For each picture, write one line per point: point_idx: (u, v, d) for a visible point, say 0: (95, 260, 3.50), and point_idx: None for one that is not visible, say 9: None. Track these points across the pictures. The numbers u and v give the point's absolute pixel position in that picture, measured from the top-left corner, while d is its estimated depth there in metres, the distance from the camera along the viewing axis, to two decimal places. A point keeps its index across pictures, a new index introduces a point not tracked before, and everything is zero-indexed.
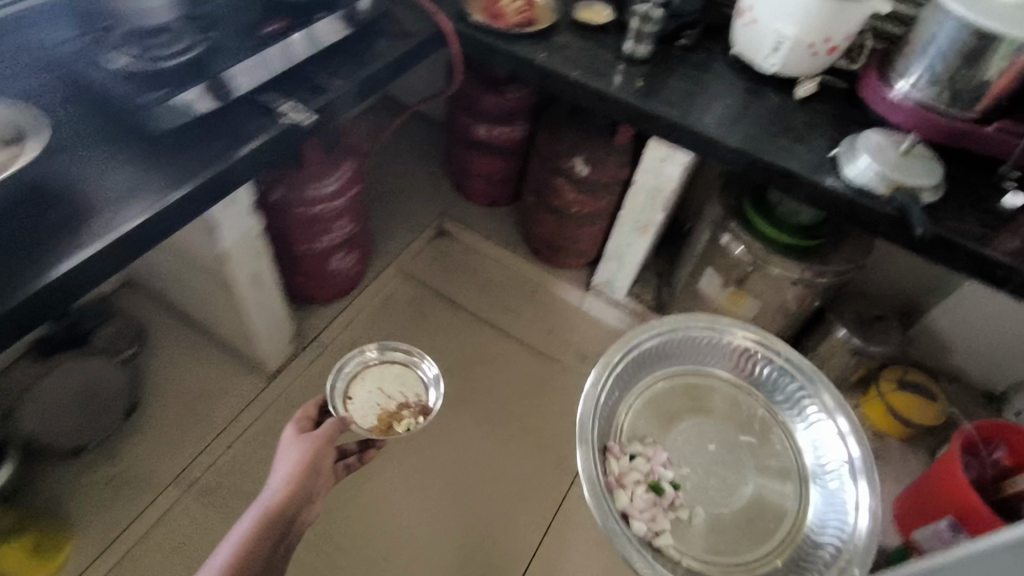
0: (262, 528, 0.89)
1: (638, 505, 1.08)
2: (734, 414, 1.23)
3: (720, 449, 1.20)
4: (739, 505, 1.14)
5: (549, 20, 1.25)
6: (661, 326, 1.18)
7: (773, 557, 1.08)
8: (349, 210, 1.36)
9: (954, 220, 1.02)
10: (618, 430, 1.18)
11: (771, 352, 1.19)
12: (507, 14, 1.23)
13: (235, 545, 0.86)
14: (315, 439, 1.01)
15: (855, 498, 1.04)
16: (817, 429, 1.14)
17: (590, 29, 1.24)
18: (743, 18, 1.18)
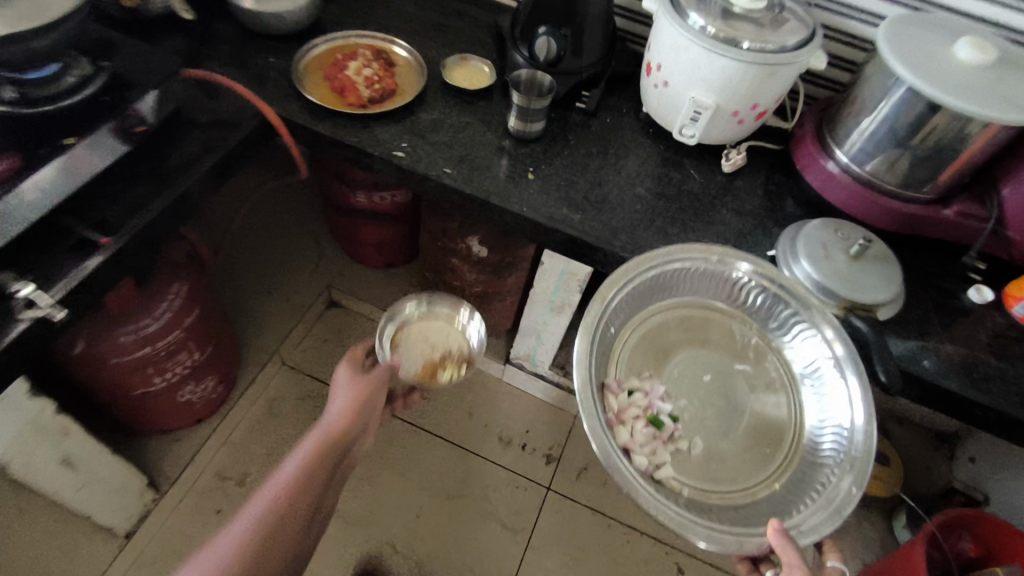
0: (300, 484, 0.77)
1: (637, 440, 0.82)
2: (728, 335, 0.94)
3: (715, 374, 0.92)
4: (741, 434, 0.88)
5: (414, 89, 0.98)
6: (646, 258, 0.84)
7: (770, 484, 0.84)
8: (194, 335, 1.09)
9: (916, 342, 0.84)
10: (610, 363, 0.89)
11: (774, 272, 0.87)
12: (358, 85, 0.96)
13: (274, 496, 0.75)
14: (370, 382, 0.91)
15: (847, 391, 0.81)
16: (806, 340, 0.87)
17: (465, 97, 0.99)
18: (651, 79, 0.96)
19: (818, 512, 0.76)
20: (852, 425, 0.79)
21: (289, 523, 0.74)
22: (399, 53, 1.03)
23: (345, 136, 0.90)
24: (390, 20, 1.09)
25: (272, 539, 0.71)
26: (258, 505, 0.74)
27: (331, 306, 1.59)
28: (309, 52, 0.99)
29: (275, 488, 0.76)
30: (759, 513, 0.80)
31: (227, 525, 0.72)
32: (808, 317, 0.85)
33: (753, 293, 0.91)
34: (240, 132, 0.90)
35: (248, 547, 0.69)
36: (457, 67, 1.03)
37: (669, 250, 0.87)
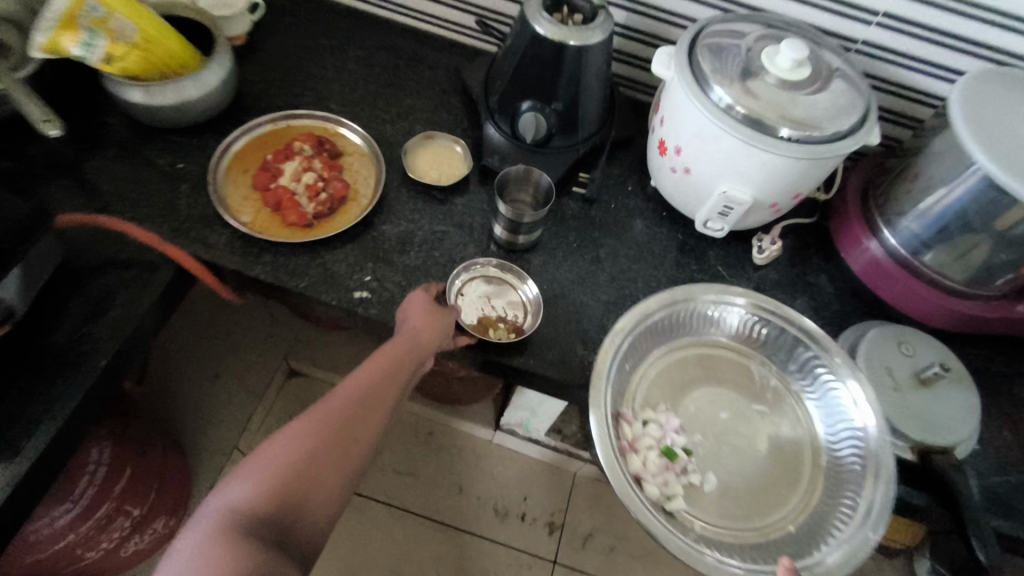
0: (388, 372, 0.63)
1: (648, 469, 0.68)
2: (742, 374, 0.77)
3: (735, 414, 0.75)
4: (759, 466, 0.72)
5: (371, 191, 0.78)
6: (663, 294, 0.74)
7: (787, 523, 0.69)
8: (130, 494, 0.91)
9: (998, 478, 0.72)
10: (627, 394, 0.73)
11: (779, 307, 0.76)
12: (298, 197, 0.75)
13: (364, 386, 0.61)
14: (445, 315, 0.68)
15: (850, 394, 0.70)
16: (811, 360, 0.74)
17: (436, 194, 0.79)
18: (665, 159, 0.78)
19: (843, 544, 0.64)
20: (868, 431, 0.68)
21: (364, 428, 0.59)
22: (349, 138, 0.81)
23: (287, 275, 0.70)
24: (330, 85, 0.86)
25: (356, 426, 0.59)
26: (344, 395, 0.60)
27: (292, 376, 1.33)
28: (227, 150, 0.77)
29: (366, 376, 0.62)
30: (778, 551, 0.66)
31: (315, 404, 0.60)
32: (831, 364, 0.72)
33: (759, 330, 0.77)
34: (153, 292, 0.70)
35: (332, 434, 0.57)
36: (421, 150, 0.82)
37: (680, 292, 0.75)
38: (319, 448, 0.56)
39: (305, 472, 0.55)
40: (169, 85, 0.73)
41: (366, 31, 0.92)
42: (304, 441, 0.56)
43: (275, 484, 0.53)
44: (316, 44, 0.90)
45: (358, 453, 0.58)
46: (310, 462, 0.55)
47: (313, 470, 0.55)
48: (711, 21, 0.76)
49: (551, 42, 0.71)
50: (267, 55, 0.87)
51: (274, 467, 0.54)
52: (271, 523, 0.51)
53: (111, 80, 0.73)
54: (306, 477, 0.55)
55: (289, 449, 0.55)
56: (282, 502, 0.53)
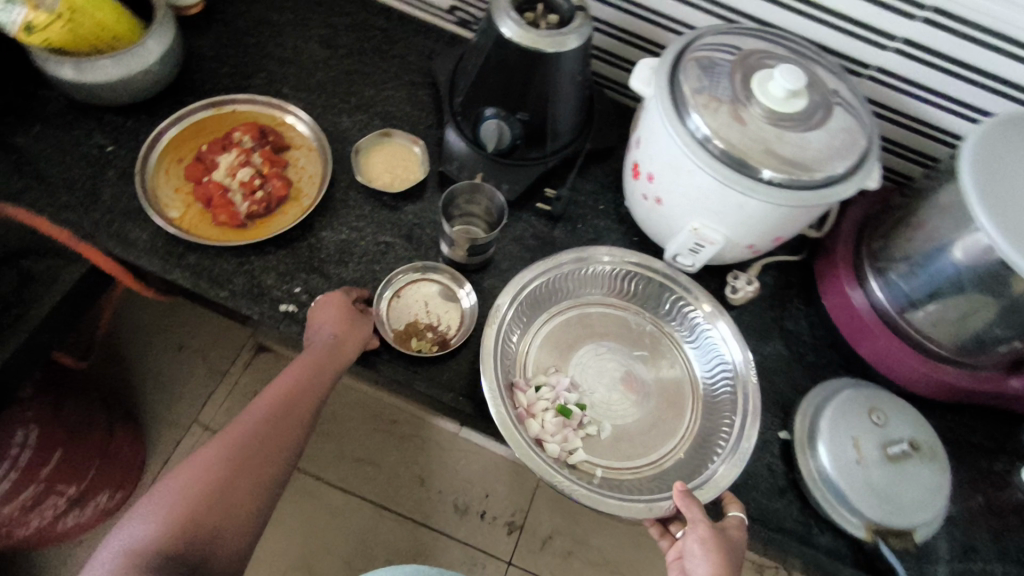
0: (306, 382, 0.57)
1: (546, 430, 0.63)
2: (620, 325, 0.73)
3: (622, 360, 0.71)
4: (644, 403, 0.69)
5: (314, 191, 0.72)
6: (550, 258, 0.69)
7: (677, 453, 0.66)
8: (64, 474, 0.89)
9: (961, 565, 0.66)
10: (519, 364, 0.68)
11: (653, 262, 0.72)
12: (231, 195, 0.69)
13: (282, 399, 0.55)
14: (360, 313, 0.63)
15: (719, 332, 0.69)
16: (682, 304, 0.72)
17: (387, 200, 0.73)
18: (638, 183, 0.71)
19: (726, 461, 0.62)
20: (738, 366, 0.66)
21: (279, 448, 0.53)
22: (297, 129, 0.75)
23: (209, 280, 0.65)
24: (286, 68, 0.79)
25: (274, 442, 0.53)
26: (261, 411, 0.54)
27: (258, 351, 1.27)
28: (159, 138, 0.71)
29: (285, 388, 0.56)
30: (669, 482, 0.63)
31: (224, 429, 0.53)
32: (701, 308, 0.70)
33: (631, 281, 0.73)
34: (58, 291, 0.64)
35: (247, 455, 0.51)
36: (376, 148, 0.75)
37: (581, 254, 0.70)
38: (230, 476, 0.50)
39: (214, 504, 0.48)
40: (104, 61, 0.67)
41: (335, 7, 0.85)
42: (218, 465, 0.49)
43: (177, 522, 0.46)
44: (278, 18, 0.82)
45: (276, 473, 0.52)
46: (224, 488, 0.49)
47: (223, 501, 0.48)
48: (703, 31, 0.67)
49: (517, 46, 0.63)
50: (223, 27, 0.80)
51: (185, 497, 0.48)
52: (181, 562, 0.45)
53: (37, 58, 0.67)
54: (220, 506, 0.48)
55: (198, 478, 0.49)
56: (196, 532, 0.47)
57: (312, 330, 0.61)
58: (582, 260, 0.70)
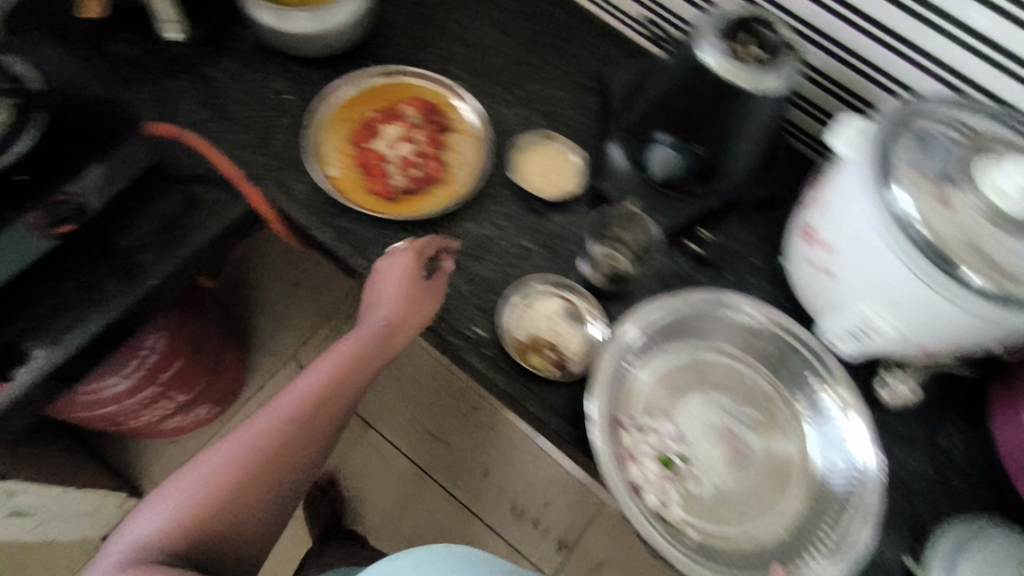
0: (352, 366, 0.61)
1: (646, 478, 0.58)
2: (735, 379, 0.64)
3: (731, 418, 0.63)
4: (749, 470, 0.61)
5: (466, 179, 0.71)
6: (678, 295, 0.64)
7: (778, 531, 0.59)
8: (177, 382, 0.95)
9: None
10: (627, 398, 0.61)
11: (789, 322, 0.64)
12: (388, 165, 0.70)
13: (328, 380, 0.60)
14: (433, 277, 0.63)
15: (850, 424, 0.61)
16: (809, 377, 0.63)
17: (536, 204, 0.71)
18: (807, 247, 0.64)
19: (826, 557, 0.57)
20: (862, 467, 0.59)
21: (311, 436, 0.58)
22: (459, 114, 0.74)
23: (351, 246, 0.66)
24: (462, 47, 0.78)
25: (308, 428, 0.58)
26: (305, 389, 0.59)
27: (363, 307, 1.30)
28: (335, 97, 0.72)
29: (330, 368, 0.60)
30: (765, 565, 0.57)
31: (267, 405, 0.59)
32: (832, 388, 0.62)
33: (757, 335, 0.65)
34: (220, 223, 0.67)
35: (287, 437, 0.57)
36: (537, 148, 0.73)
37: (711, 298, 0.64)
38: (260, 462, 0.56)
39: (241, 489, 0.55)
40: (306, 15, 0.69)
41: None
42: (259, 444, 0.56)
43: (206, 502, 0.53)
44: None
45: (308, 457, 0.59)
46: (254, 470, 0.55)
47: (249, 486, 0.55)
48: (929, 99, 0.59)
49: (716, 76, 0.58)
50: None
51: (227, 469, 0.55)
52: (210, 529, 0.53)
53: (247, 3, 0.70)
54: (247, 488, 0.55)
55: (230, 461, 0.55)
56: (234, 507, 0.54)
57: (374, 300, 0.63)
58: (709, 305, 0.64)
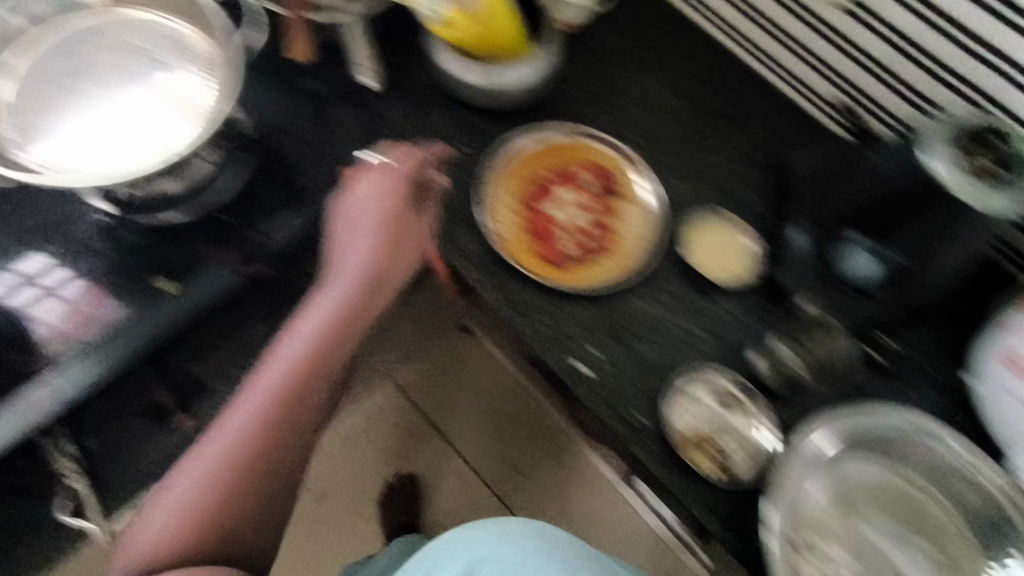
0: (334, 335, 0.62)
1: None
2: (914, 511, 0.61)
3: (907, 555, 0.59)
4: None
5: (635, 251, 0.69)
6: (864, 410, 0.60)
7: None
8: None
9: None
10: (801, 512, 0.58)
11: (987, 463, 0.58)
12: (559, 232, 0.69)
13: (320, 332, 0.62)
14: (401, 219, 0.64)
15: None
16: (1001, 531, 0.58)
17: (705, 286, 0.69)
18: (1002, 376, 0.59)
19: None
20: None
21: (304, 411, 0.62)
22: (628, 178, 0.72)
23: (520, 312, 0.66)
24: (637, 109, 0.75)
25: (298, 401, 0.61)
26: (300, 341, 0.62)
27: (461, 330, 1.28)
28: (509, 153, 0.71)
29: (319, 322, 0.62)
30: None
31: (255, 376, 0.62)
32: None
33: (947, 470, 0.60)
34: (393, 277, 0.66)
35: (292, 398, 0.61)
36: (711, 228, 0.70)
37: (903, 419, 0.60)
38: (246, 462, 0.59)
39: (247, 472, 0.60)
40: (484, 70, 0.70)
41: (702, 52, 0.78)
42: (261, 427, 0.60)
43: (211, 497, 0.58)
44: (643, 52, 0.78)
45: (308, 409, 0.62)
46: (252, 459, 0.60)
47: (253, 475, 0.60)
48: None
49: (943, 186, 0.55)
50: (580, 49, 0.77)
51: (233, 432, 0.60)
52: (225, 519, 0.59)
53: (432, 50, 0.71)
54: (256, 476, 0.60)
55: (222, 452, 0.59)
56: (242, 470, 0.59)
57: (338, 242, 0.64)
58: (901, 429, 0.60)
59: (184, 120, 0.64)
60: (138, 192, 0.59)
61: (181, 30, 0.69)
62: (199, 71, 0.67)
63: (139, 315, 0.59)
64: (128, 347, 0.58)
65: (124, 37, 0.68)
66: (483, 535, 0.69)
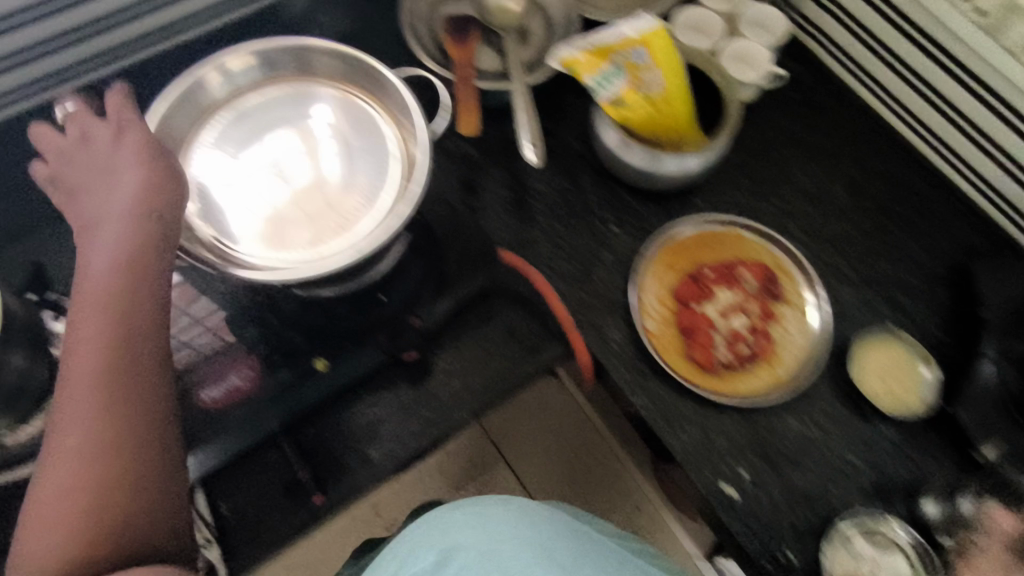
0: (140, 234, 0.47)
1: None
2: None
3: None
4: None
5: (793, 364, 0.63)
6: None
7: None
8: None
9: None
10: None
11: None
12: (715, 334, 0.64)
13: (116, 270, 0.46)
14: (140, 137, 0.50)
15: None
16: None
17: (866, 410, 0.63)
18: None
19: None
20: None
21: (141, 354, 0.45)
22: (796, 286, 0.66)
23: (671, 419, 0.62)
24: (805, 204, 0.72)
25: (129, 346, 0.45)
26: (103, 286, 0.45)
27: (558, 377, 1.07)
28: (667, 241, 0.67)
29: (113, 256, 0.46)
30: None
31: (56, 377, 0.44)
32: None
33: None
34: (534, 367, 0.64)
35: (122, 355, 0.44)
36: (882, 347, 0.64)
37: None
38: (104, 454, 0.43)
39: (114, 445, 0.43)
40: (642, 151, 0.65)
41: (872, 148, 0.75)
42: (91, 431, 0.43)
43: (99, 471, 0.42)
44: (811, 142, 0.75)
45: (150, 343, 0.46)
46: (104, 452, 0.43)
47: (125, 448, 0.43)
48: None
49: None
50: (750, 134, 0.75)
51: (78, 428, 0.43)
52: (113, 515, 0.42)
53: (596, 121, 0.67)
54: (127, 445, 0.43)
55: (70, 465, 0.42)
56: (108, 463, 0.43)
57: (97, 184, 0.50)
58: None
59: (375, 198, 0.55)
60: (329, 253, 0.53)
61: (337, 85, 0.59)
62: (377, 136, 0.58)
63: (281, 387, 0.57)
64: (268, 420, 0.56)
65: (278, 102, 0.58)
66: (464, 522, 0.58)
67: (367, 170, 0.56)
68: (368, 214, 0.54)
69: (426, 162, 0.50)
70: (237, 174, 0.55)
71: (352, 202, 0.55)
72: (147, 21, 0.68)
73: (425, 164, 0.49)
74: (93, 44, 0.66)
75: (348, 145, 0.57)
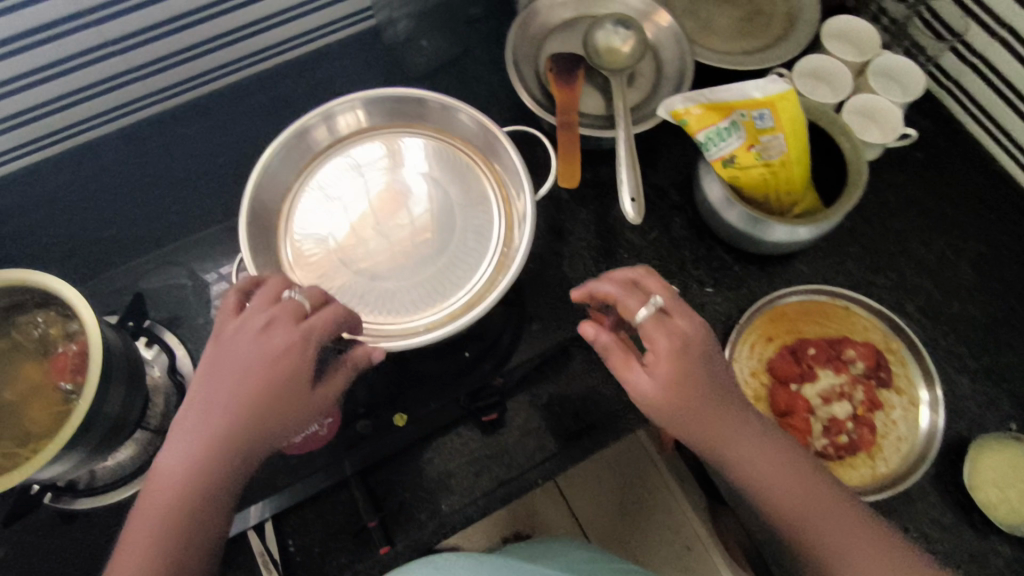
0: (214, 458, 0.40)
1: None
2: None
3: None
4: None
5: (895, 459, 0.58)
6: None
7: None
8: None
9: None
10: None
11: None
12: (812, 419, 0.59)
13: (174, 480, 0.39)
14: (290, 336, 0.42)
15: None
16: None
17: (973, 518, 0.57)
18: None
19: None
20: None
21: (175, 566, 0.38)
22: (910, 376, 0.60)
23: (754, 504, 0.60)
24: (922, 279, 0.65)
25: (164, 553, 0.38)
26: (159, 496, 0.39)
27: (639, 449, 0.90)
28: (766, 309, 0.62)
29: (178, 465, 0.40)
30: None
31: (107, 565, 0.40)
32: None
33: None
34: None
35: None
36: (994, 450, 0.58)
37: None
38: None
39: None
40: (747, 213, 0.58)
41: (1006, 221, 0.68)
42: None
43: None
44: (937, 208, 0.68)
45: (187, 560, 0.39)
46: None
47: None
48: None
49: None
50: (868, 196, 0.69)
51: None
52: None
53: (701, 172, 0.62)
54: None
55: None
56: None
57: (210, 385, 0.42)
58: None
59: (470, 259, 0.55)
60: (422, 308, 0.54)
61: (444, 138, 0.59)
62: (478, 195, 0.58)
63: (360, 436, 0.56)
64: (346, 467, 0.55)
65: (384, 151, 0.59)
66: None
67: (468, 231, 0.56)
68: (462, 280, 0.55)
69: (527, 246, 0.50)
70: (339, 221, 0.57)
71: (447, 261, 0.55)
72: (252, 43, 0.67)
73: (527, 249, 0.49)
74: (204, 60, 0.66)
75: (451, 198, 0.58)
